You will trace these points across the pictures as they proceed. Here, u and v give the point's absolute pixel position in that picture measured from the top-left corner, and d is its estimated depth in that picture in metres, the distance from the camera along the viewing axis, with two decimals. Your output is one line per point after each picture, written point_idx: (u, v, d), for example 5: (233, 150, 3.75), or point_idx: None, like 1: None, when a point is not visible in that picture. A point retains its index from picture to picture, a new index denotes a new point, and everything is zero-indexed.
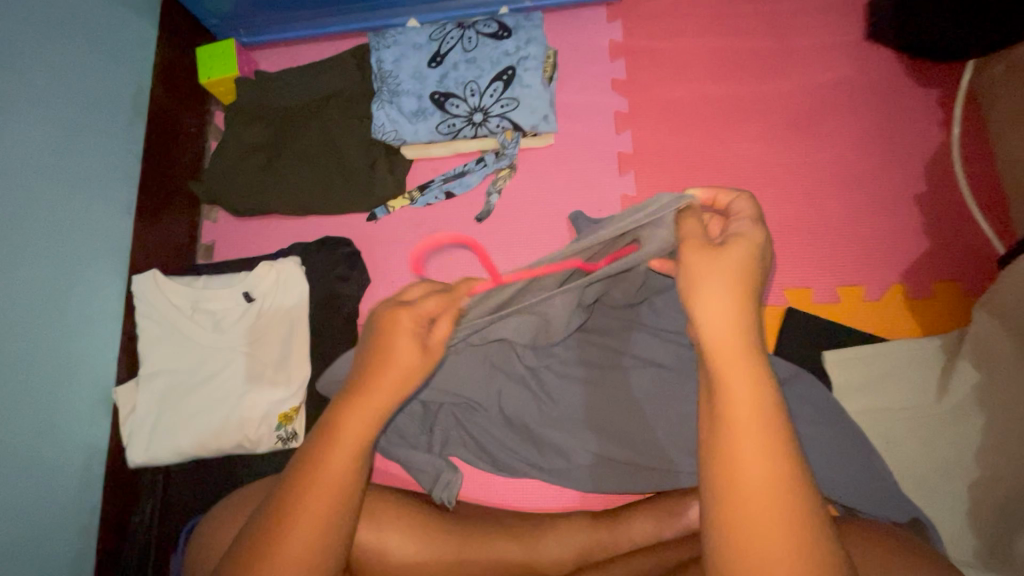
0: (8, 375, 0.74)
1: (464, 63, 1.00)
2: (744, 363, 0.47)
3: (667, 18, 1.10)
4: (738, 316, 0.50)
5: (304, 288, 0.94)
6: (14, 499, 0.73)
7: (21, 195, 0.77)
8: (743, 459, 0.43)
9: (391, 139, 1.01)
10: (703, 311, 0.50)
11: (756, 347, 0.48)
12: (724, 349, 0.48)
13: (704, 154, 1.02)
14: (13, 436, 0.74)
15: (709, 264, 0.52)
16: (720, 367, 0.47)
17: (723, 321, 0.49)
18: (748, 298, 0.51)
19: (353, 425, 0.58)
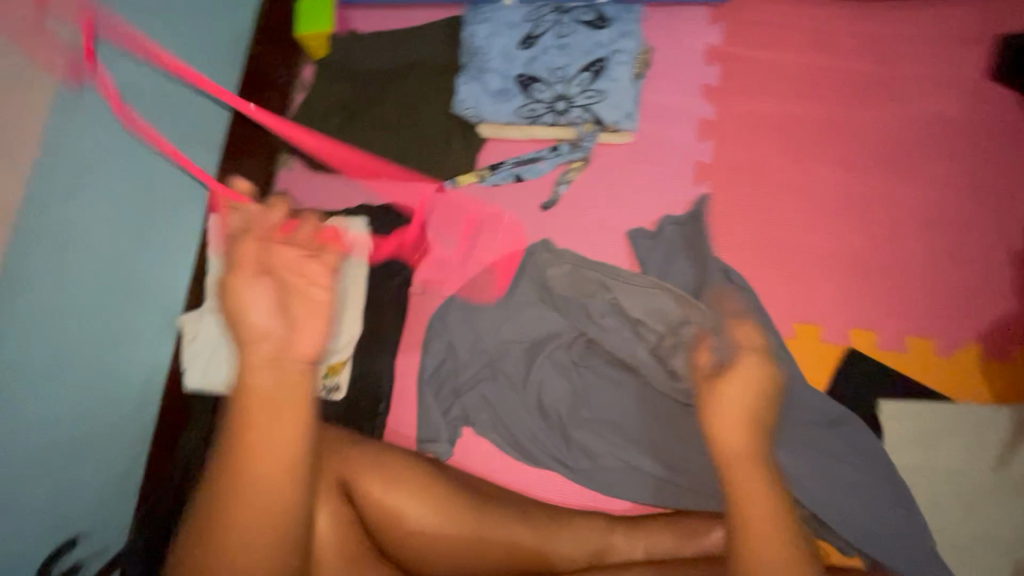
0: (85, 290, 0.79)
1: (556, 49, 0.99)
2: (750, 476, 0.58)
3: (770, 28, 1.05)
4: (742, 423, 0.62)
5: (366, 248, 0.97)
6: (77, 403, 0.79)
7: (114, 122, 0.81)
8: (762, 545, 0.54)
9: (470, 116, 1.01)
10: (720, 424, 0.62)
11: (763, 455, 0.60)
12: (738, 464, 0.59)
13: (786, 176, 0.98)
14: (81, 347, 0.79)
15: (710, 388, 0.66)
16: (729, 471, 0.59)
17: (733, 430, 0.61)
18: (749, 420, 0.62)
19: (265, 383, 0.66)
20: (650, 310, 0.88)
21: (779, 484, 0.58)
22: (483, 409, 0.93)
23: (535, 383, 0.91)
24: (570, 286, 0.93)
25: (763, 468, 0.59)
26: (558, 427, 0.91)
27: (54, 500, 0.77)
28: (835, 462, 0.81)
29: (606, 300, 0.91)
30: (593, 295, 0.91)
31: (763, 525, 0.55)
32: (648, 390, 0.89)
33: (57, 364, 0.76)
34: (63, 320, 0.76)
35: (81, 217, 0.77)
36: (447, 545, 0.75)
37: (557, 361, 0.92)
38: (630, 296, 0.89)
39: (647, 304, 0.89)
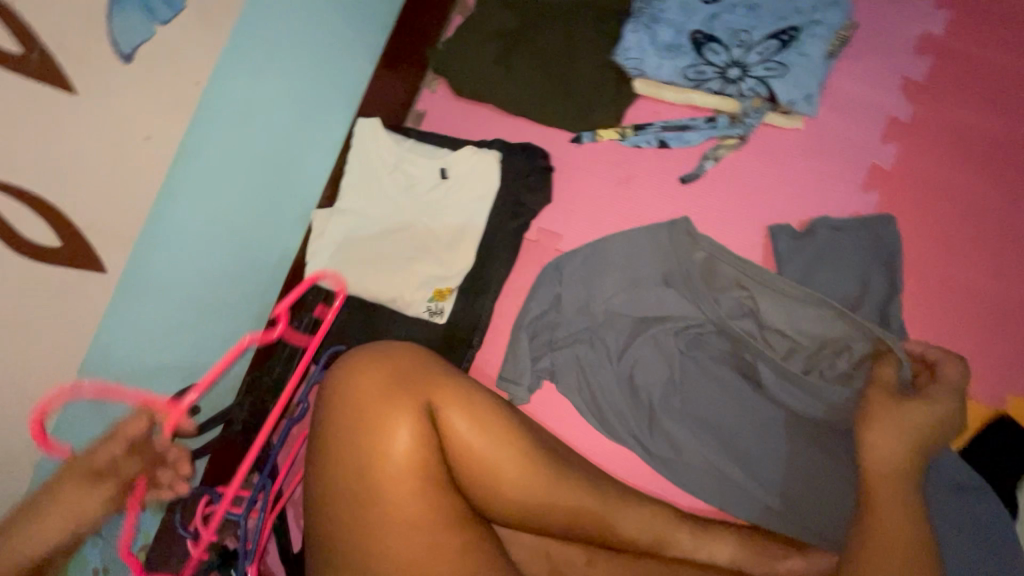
0: (245, 158, 0.83)
1: (743, 9, 0.89)
2: (895, 489, 0.65)
3: (1005, 30, 0.89)
4: (902, 442, 0.68)
5: (495, 184, 0.94)
6: (218, 265, 0.84)
7: (299, 6, 0.84)
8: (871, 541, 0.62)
9: (630, 68, 0.95)
10: (874, 433, 0.69)
11: (907, 475, 0.66)
12: (877, 470, 0.67)
13: (977, 204, 0.85)
14: (232, 214, 0.84)
15: (886, 415, 0.70)
16: (871, 472, 0.68)
17: (887, 443, 0.68)
18: (913, 441, 0.68)
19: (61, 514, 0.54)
20: (790, 319, 0.83)
21: (915, 506, 0.64)
22: (572, 371, 0.92)
23: (631, 359, 0.90)
24: (705, 278, 0.87)
25: (907, 483, 0.66)
26: (644, 408, 0.88)
27: (189, 351, 0.84)
28: (949, 528, 0.73)
29: (740, 300, 0.86)
30: (728, 291, 0.86)
31: (891, 518, 0.63)
32: (752, 400, 0.85)
33: (213, 225, 0.82)
34: (224, 185, 0.81)
35: (255, 86, 0.80)
36: (517, 496, 0.75)
37: (664, 346, 0.89)
38: (771, 300, 0.83)
39: (789, 312, 0.82)
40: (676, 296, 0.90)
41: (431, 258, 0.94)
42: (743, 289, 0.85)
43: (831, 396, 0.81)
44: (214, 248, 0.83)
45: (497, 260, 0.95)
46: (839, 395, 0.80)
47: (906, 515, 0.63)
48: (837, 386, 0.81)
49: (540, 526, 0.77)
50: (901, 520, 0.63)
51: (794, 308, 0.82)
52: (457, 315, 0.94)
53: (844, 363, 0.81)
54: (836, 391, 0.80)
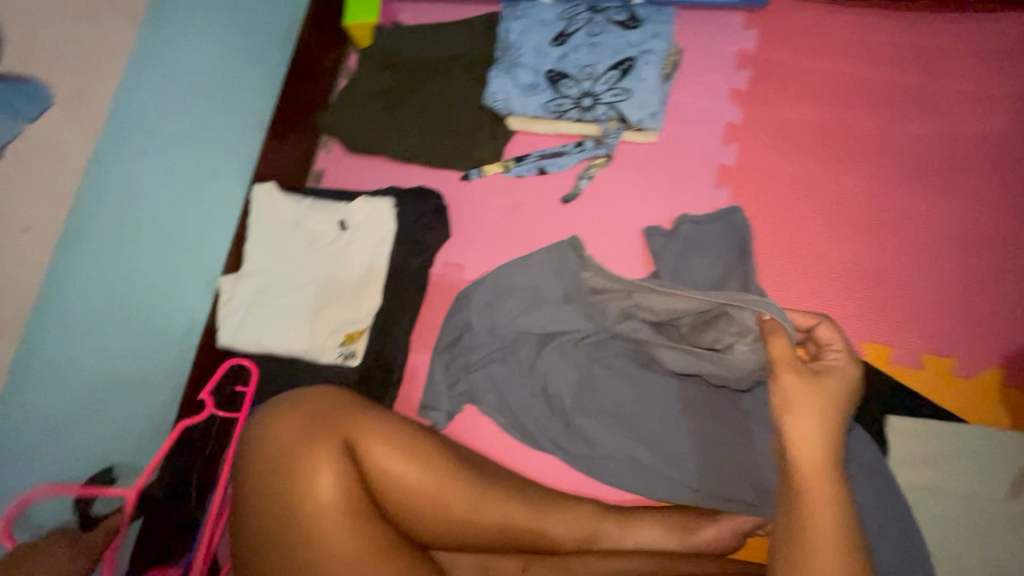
0: (133, 235, 0.86)
1: (586, 47, 1.01)
2: (826, 474, 0.61)
3: (807, 36, 1.03)
4: (820, 422, 0.64)
5: (391, 228, 1.01)
6: (116, 342, 0.85)
7: (173, 88, 0.89)
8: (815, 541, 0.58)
9: (499, 109, 1.05)
10: (796, 417, 0.64)
11: (832, 457, 0.62)
12: (808, 458, 0.62)
13: (811, 184, 0.97)
14: (124, 291, 0.85)
15: (800, 392, 0.66)
16: (800, 463, 0.62)
17: (809, 426, 0.63)
18: (830, 417, 0.64)
19: None
20: (672, 310, 0.87)
21: (842, 490, 0.61)
22: (489, 390, 0.96)
23: (543, 371, 0.94)
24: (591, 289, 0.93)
25: (835, 469, 0.62)
26: (560, 414, 0.93)
27: (101, 431, 0.84)
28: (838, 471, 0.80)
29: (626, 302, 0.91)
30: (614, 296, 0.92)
31: (827, 509, 0.59)
32: (659, 385, 0.91)
33: (105, 303, 0.83)
34: (111, 263, 0.83)
35: (130, 166, 0.84)
36: (445, 517, 0.77)
37: (571, 355, 0.95)
38: (649, 296, 0.88)
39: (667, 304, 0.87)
40: (568, 309, 0.95)
41: (339, 304, 0.98)
42: (623, 293, 0.91)
43: (743, 362, 0.83)
44: (110, 326, 0.84)
45: (403, 297, 1.00)
46: (746, 358, 0.83)
47: (842, 501, 0.59)
48: (741, 351, 0.83)
49: (478, 543, 0.80)
50: (836, 508, 0.59)
51: (670, 303, 0.87)
52: (372, 354, 0.98)
53: (731, 328, 0.83)
54: (743, 356, 0.83)
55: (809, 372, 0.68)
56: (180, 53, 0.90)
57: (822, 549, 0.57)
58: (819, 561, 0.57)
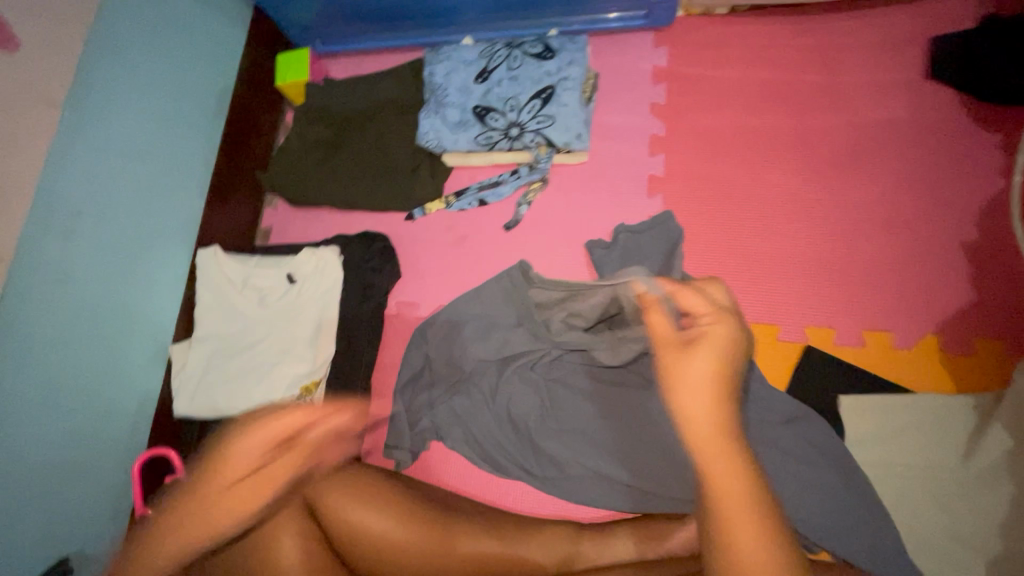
0: (72, 320, 0.85)
1: (507, 81, 1.06)
2: (720, 433, 0.51)
3: (714, 46, 1.08)
4: (708, 392, 0.53)
5: (338, 276, 1.02)
6: (63, 429, 0.84)
7: (104, 169, 0.88)
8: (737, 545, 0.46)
9: (432, 147, 1.08)
10: (683, 396, 0.53)
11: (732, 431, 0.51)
12: (707, 443, 0.50)
13: (736, 183, 1.01)
14: (67, 378, 0.84)
15: (684, 364, 0.55)
16: (695, 446, 0.51)
17: (691, 400, 0.52)
18: (723, 380, 0.54)
19: None
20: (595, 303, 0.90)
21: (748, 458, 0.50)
22: (453, 423, 0.96)
23: (503, 398, 0.94)
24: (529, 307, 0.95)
25: (732, 438, 0.51)
26: (525, 439, 0.93)
27: (51, 519, 0.82)
28: (790, 459, 0.82)
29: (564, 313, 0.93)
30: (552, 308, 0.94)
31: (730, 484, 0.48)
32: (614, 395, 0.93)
33: (45, 393, 0.81)
34: (48, 351, 0.81)
35: (64, 253, 0.83)
36: (413, 562, 0.75)
37: (527, 378, 0.95)
38: (574, 300, 0.92)
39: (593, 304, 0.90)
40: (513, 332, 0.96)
41: (291, 358, 0.98)
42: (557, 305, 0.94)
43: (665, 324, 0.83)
44: (55, 415, 0.83)
45: (358, 343, 1.01)
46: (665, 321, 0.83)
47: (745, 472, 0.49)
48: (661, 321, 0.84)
49: None
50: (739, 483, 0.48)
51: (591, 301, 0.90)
52: (330, 404, 0.97)
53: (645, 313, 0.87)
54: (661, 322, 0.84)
55: (689, 337, 0.58)
56: (104, 126, 0.88)
57: (732, 517, 0.47)
58: (737, 529, 0.47)
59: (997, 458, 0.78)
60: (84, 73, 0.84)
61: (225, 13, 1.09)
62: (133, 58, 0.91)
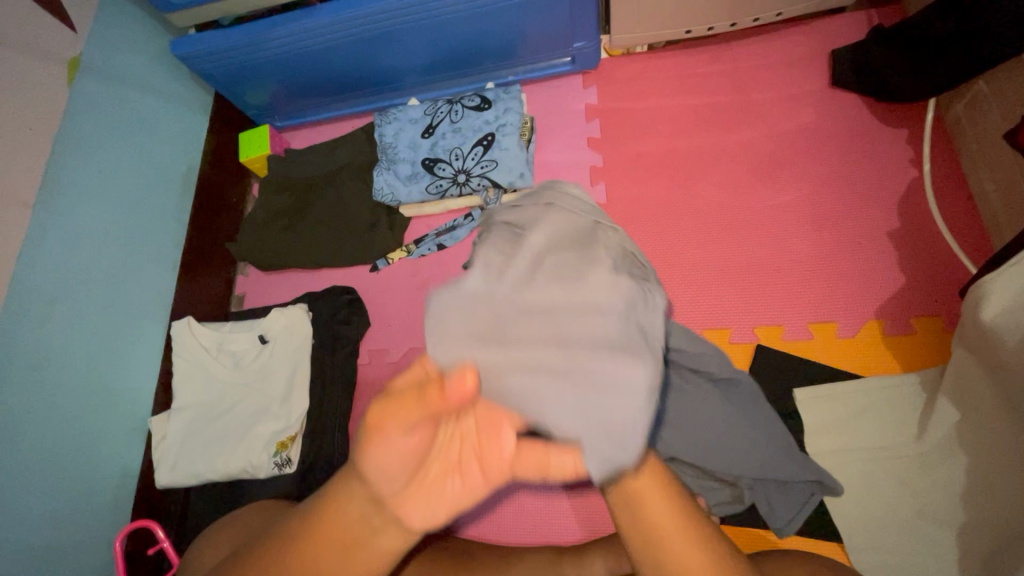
0: (53, 404, 0.88)
1: (451, 133, 1.14)
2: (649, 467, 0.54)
3: (638, 81, 1.17)
4: None
5: (308, 331, 1.07)
6: (45, 513, 0.85)
7: (79, 256, 0.94)
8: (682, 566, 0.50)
9: (388, 200, 1.15)
10: None
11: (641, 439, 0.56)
12: (633, 473, 0.54)
13: (673, 200, 1.07)
14: (47, 461, 0.86)
15: None
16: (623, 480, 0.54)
17: None
18: None
19: None
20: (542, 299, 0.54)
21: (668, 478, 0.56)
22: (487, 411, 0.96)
23: None
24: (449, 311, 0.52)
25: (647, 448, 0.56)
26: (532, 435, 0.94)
27: None
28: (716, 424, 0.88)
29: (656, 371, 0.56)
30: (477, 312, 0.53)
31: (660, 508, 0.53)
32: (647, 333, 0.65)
33: (26, 478, 0.83)
34: (26, 436, 0.83)
35: (43, 339, 0.87)
36: None
37: None
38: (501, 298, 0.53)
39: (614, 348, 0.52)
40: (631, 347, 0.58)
41: (268, 416, 1.01)
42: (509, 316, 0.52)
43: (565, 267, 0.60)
44: (38, 499, 0.84)
45: (331, 394, 1.03)
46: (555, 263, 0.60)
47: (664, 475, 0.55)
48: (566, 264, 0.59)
49: None
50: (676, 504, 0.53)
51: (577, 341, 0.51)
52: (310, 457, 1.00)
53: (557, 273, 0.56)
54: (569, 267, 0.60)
55: None
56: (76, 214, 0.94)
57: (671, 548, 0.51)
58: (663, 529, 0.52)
59: (949, 431, 0.81)
60: (53, 170, 0.90)
61: (186, 102, 1.18)
62: (101, 153, 0.99)
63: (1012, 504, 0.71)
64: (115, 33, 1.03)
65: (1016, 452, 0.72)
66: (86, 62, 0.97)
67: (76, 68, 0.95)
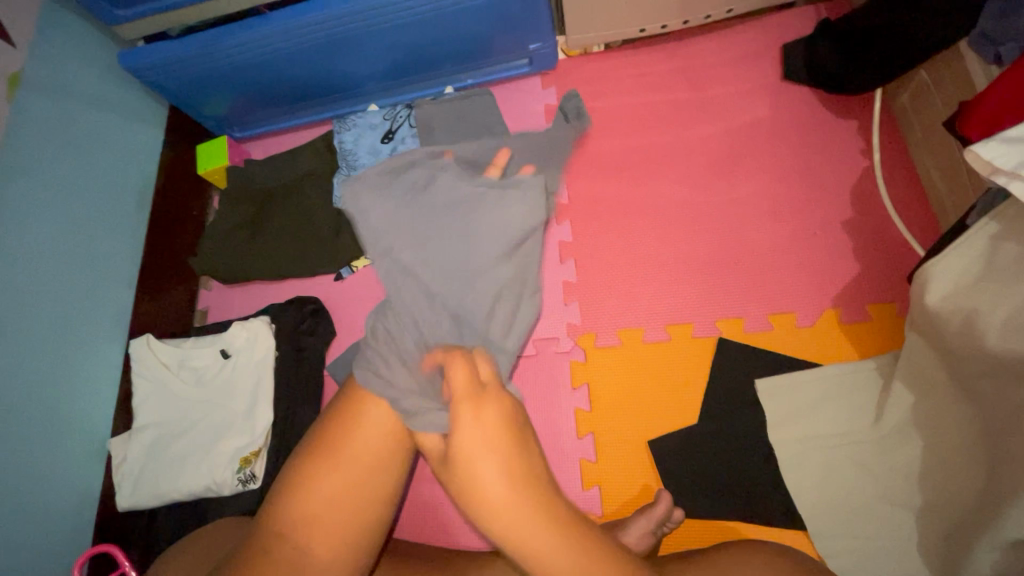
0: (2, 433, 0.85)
1: (411, 138, 1.14)
2: (540, 516, 0.68)
3: (595, 80, 1.18)
4: (506, 475, 0.70)
5: (271, 343, 1.05)
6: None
7: (26, 279, 0.91)
8: None
9: (349, 207, 1.14)
10: (489, 482, 0.69)
11: (533, 495, 0.69)
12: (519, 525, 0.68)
13: (633, 198, 1.08)
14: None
15: (475, 437, 0.72)
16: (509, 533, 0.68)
17: (502, 495, 0.69)
18: (516, 460, 0.71)
19: None
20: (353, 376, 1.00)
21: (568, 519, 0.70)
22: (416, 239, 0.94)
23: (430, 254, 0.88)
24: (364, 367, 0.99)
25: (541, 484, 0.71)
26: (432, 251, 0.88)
27: None
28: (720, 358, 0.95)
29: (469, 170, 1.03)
30: None
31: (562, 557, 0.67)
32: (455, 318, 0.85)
33: None
34: None
35: None
36: None
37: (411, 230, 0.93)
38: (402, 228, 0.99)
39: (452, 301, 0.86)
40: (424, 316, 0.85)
41: (232, 432, 1.00)
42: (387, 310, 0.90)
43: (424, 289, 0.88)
44: None
45: (299, 403, 1.03)
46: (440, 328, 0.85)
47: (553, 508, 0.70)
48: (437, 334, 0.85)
49: None
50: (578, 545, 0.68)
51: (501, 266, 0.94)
52: (276, 472, 0.99)
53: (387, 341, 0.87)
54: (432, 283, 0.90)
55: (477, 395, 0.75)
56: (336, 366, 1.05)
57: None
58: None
59: (904, 416, 0.82)
60: None
61: (139, 116, 1.15)
62: (48, 171, 0.96)
63: (964, 485, 0.73)
64: (57, 48, 1.01)
65: (965, 435, 0.73)
66: (27, 79, 0.95)
67: (17, 84, 0.92)
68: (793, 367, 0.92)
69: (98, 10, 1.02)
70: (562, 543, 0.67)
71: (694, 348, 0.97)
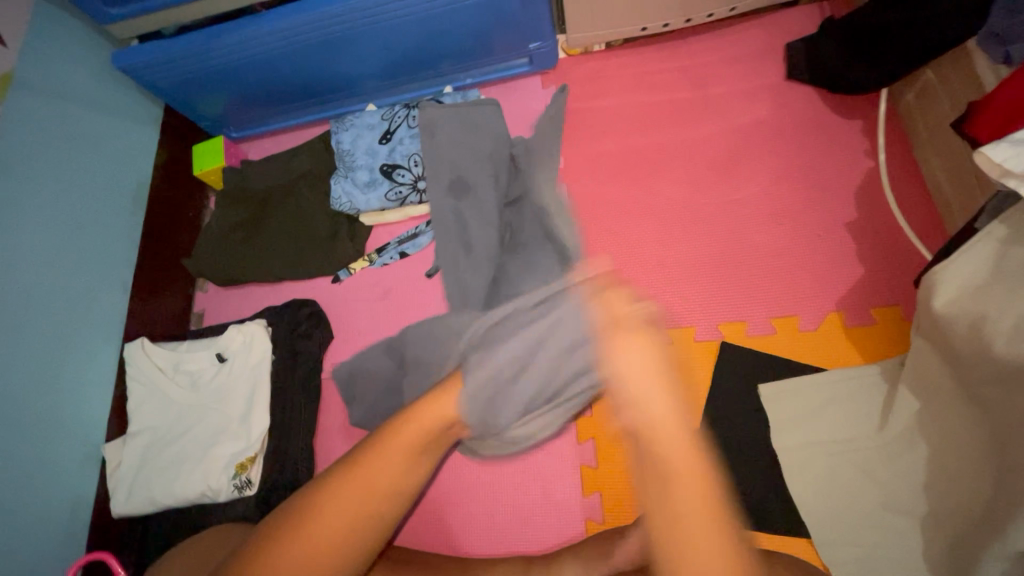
0: None
1: (409, 139, 1.12)
2: (674, 432, 0.66)
3: (596, 79, 1.16)
4: (665, 390, 0.69)
5: (266, 347, 1.04)
6: None
7: (18, 282, 0.89)
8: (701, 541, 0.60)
9: (347, 209, 1.13)
10: (655, 397, 0.69)
11: (681, 415, 0.68)
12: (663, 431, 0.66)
13: (633, 199, 1.06)
14: None
15: (648, 352, 0.72)
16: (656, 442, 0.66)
17: (661, 404, 0.68)
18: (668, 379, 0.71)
19: None
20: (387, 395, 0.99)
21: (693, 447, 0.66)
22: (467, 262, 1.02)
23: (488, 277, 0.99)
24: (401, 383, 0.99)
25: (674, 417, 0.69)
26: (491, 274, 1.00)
27: None
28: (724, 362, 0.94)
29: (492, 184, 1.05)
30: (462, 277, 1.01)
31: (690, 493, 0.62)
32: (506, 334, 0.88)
33: None
34: None
35: None
36: None
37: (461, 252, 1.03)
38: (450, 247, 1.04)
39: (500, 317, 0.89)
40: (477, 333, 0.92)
41: (227, 437, 0.98)
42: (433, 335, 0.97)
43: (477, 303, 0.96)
44: None
45: (295, 408, 1.02)
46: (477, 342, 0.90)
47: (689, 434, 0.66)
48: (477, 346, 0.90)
49: None
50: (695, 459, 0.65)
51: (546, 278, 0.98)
52: (272, 477, 0.97)
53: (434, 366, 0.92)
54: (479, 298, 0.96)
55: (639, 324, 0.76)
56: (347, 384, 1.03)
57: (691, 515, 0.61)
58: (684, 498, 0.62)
59: (908, 422, 0.81)
60: None
61: (133, 116, 1.14)
62: (40, 172, 0.95)
63: (971, 494, 0.71)
64: (49, 47, 0.99)
65: (973, 442, 0.72)
66: (18, 78, 0.93)
67: (7, 83, 0.91)
68: (798, 372, 0.91)
69: (90, 8, 1.00)
70: (684, 461, 0.64)
71: (696, 352, 0.95)
